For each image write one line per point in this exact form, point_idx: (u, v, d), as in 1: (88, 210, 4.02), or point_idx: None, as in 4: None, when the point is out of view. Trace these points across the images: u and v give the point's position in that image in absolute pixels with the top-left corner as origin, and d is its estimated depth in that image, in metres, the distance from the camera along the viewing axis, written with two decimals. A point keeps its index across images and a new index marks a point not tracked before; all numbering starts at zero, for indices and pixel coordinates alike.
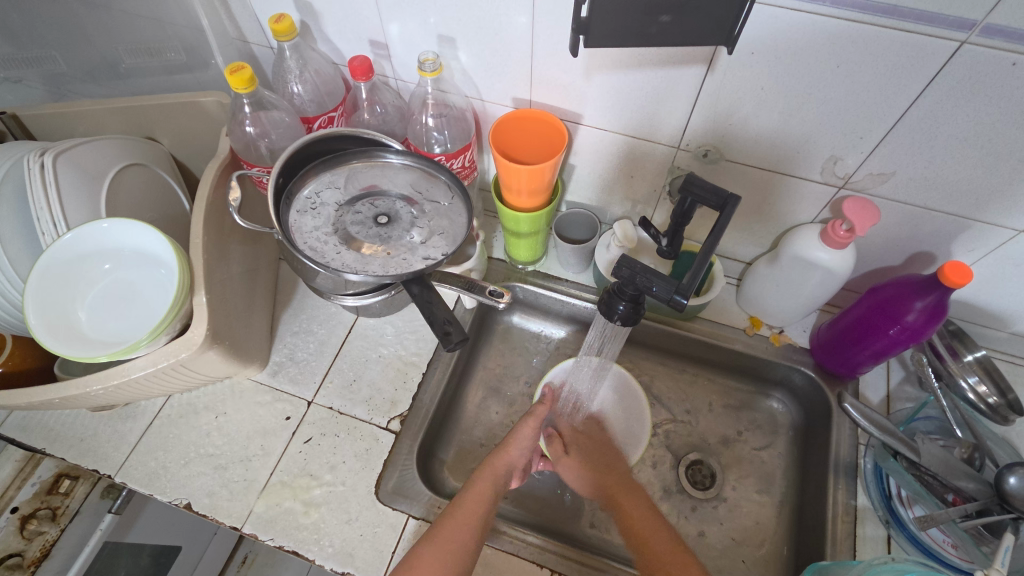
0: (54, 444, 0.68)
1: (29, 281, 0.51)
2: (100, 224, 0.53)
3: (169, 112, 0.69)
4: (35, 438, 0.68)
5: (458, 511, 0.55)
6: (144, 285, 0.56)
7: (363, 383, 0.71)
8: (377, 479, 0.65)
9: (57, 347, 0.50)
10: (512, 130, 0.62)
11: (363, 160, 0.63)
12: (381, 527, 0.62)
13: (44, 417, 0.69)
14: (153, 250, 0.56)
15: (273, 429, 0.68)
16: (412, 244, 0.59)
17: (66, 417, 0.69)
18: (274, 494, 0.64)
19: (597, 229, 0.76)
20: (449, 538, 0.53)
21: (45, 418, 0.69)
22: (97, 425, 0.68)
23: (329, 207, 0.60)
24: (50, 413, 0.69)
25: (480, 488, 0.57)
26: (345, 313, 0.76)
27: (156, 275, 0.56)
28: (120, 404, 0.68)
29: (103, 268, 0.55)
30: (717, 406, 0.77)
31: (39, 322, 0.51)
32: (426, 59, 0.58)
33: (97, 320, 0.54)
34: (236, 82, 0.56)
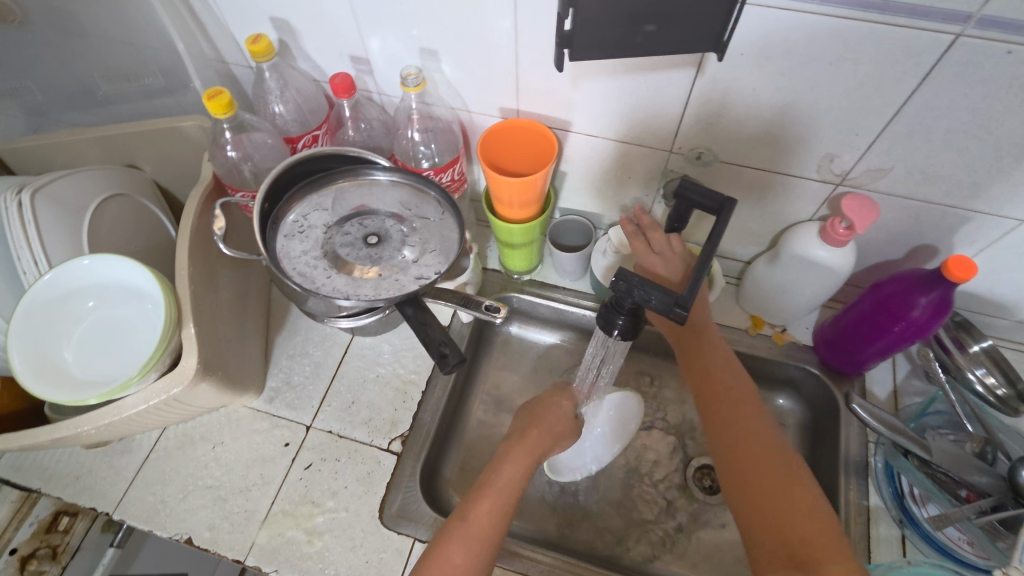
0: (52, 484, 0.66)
1: (12, 323, 0.50)
2: (79, 262, 0.52)
3: (150, 138, 0.67)
4: (33, 480, 0.67)
5: (489, 493, 0.53)
6: (130, 320, 0.54)
7: (362, 404, 0.70)
8: (381, 504, 0.64)
9: (42, 391, 0.49)
10: (499, 141, 0.61)
11: (350, 179, 0.61)
12: (387, 552, 0.61)
13: (41, 457, 0.68)
14: (137, 285, 0.54)
15: (272, 456, 0.67)
16: (404, 263, 0.57)
17: (62, 456, 0.68)
18: (276, 524, 0.63)
19: (591, 235, 0.75)
20: (482, 524, 0.51)
21: (42, 459, 0.68)
22: (93, 462, 0.67)
23: (317, 229, 0.59)
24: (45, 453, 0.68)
25: (515, 465, 0.55)
26: (340, 333, 0.75)
27: (142, 309, 0.54)
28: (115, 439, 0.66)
29: (86, 306, 0.54)
30: None
31: (24, 365, 0.50)
32: (409, 74, 0.56)
33: (83, 359, 0.52)
34: (215, 107, 0.54)
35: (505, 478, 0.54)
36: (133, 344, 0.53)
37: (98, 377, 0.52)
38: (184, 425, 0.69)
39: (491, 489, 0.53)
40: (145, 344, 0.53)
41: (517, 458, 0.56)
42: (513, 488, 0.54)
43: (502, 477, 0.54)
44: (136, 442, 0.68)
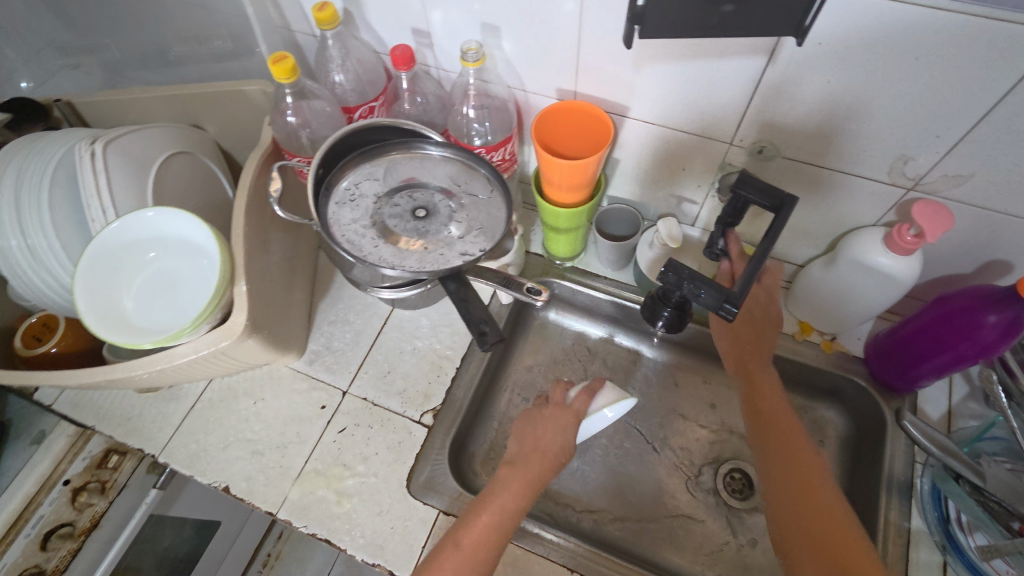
0: (105, 422, 0.70)
1: (81, 266, 0.53)
2: (145, 213, 0.54)
3: (215, 100, 0.69)
4: (88, 416, 0.70)
5: (488, 509, 0.53)
6: (186, 274, 0.56)
7: (397, 374, 0.71)
8: (409, 474, 0.65)
9: (103, 332, 0.52)
10: (554, 121, 0.60)
11: (403, 151, 0.62)
12: (412, 521, 0.62)
13: (96, 396, 0.72)
14: (196, 240, 0.56)
15: (309, 417, 0.69)
16: (449, 238, 0.58)
17: (115, 398, 0.71)
18: (308, 482, 0.65)
19: (638, 225, 0.73)
20: (482, 537, 0.52)
21: (96, 397, 0.71)
22: (143, 406, 0.71)
23: (368, 198, 0.60)
24: (101, 394, 0.71)
25: (513, 486, 0.55)
26: (382, 303, 0.76)
27: (198, 264, 0.56)
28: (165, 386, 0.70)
29: (148, 258, 0.56)
30: None
31: (88, 306, 0.52)
32: (469, 49, 0.56)
33: (141, 307, 0.55)
34: (279, 72, 0.55)
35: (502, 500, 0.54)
36: (190, 297, 0.56)
37: (154, 326, 0.54)
38: (229, 379, 0.72)
39: (483, 512, 0.53)
40: (200, 299, 0.55)
41: (513, 482, 0.55)
42: (507, 512, 0.53)
43: (494, 502, 0.54)
44: (184, 391, 0.71)
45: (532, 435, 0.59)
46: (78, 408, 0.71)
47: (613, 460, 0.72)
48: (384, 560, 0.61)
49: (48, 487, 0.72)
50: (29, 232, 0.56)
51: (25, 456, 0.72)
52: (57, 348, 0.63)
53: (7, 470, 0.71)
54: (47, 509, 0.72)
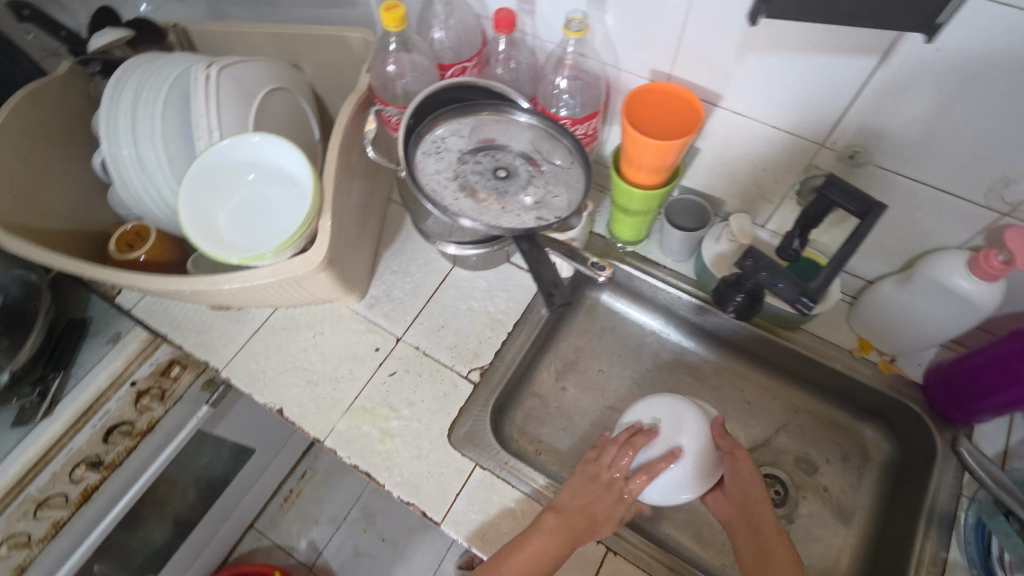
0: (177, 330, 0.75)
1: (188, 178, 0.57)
2: (251, 137, 0.57)
3: (318, 43, 0.72)
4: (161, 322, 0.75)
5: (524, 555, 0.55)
6: (277, 201, 0.59)
7: (450, 330, 0.73)
8: (451, 424, 0.67)
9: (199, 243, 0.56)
10: (642, 103, 0.59)
11: (493, 112, 0.63)
12: (448, 469, 0.65)
13: (169, 306, 0.76)
14: (292, 170, 0.59)
15: (362, 356, 0.72)
16: (527, 202, 0.59)
17: (187, 311, 0.76)
18: (355, 416, 0.68)
19: (707, 219, 0.73)
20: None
21: (169, 308, 0.76)
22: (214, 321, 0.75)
23: (453, 153, 0.61)
24: (176, 305, 0.76)
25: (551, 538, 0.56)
26: (443, 260, 0.78)
27: (289, 193, 0.60)
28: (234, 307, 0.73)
29: (246, 180, 0.59)
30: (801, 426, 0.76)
31: (189, 217, 0.56)
32: (573, 18, 0.56)
33: (233, 225, 0.58)
34: (388, 19, 0.57)
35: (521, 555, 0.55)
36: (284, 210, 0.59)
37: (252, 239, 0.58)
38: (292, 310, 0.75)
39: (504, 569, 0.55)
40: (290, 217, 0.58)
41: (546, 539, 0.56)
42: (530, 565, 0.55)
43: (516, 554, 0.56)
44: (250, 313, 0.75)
45: (583, 494, 0.59)
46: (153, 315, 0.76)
47: None
48: (418, 501, 0.63)
49: (117, 384, 0.76)
50: (141, 141, 0.60)
51: (101, 352, 0.77)
52: (145, 256, 0.68)
53: (83, 362, 0.76)
54: (113, 405, 0.76)
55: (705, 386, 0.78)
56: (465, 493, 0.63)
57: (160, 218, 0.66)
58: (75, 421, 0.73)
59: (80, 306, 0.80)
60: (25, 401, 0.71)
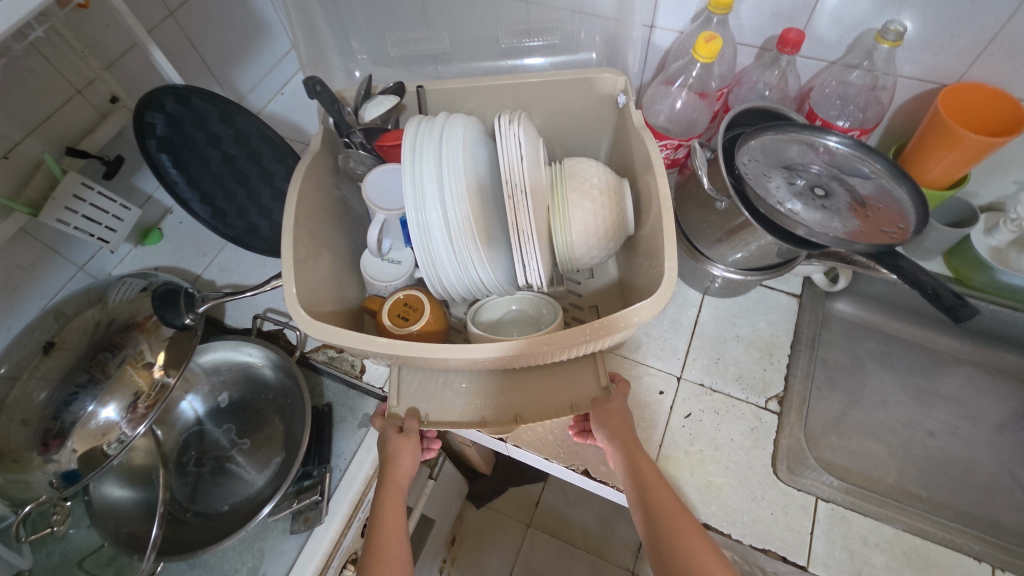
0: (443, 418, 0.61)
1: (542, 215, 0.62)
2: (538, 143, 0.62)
3: (562, 89, 0.69)
4: (418, 407, 0.63)
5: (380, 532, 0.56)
6: (551, 184, 0.63)
7: (728, 361, 0.70)
8: (772, 459, 0.64)
9: (568, 251, 0.63)
10: (962, 108, 0.60)
11: (791, 135, 0.62)
12: (791, 507, 0.61)
13: (419, 383, 0.65)
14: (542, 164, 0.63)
15: (651, 403, 0.68)
16: (863, 217, 0.57)
17: (449, 392, 0.63)
18: (670, 466, 0.64)
19: (971, 217, 0.72)
20: (394, 558, 0.54)
21: (430, 388, 0.64)
22: (486, 393, 0.63)
23: (764, 173, 0.59)
24: (434, 388, 0.64)
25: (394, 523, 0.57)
26: (691, 291, 0.76)
27: (550, 179, 0.63)
28: (497, 383, 0.63)
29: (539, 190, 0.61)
30: None
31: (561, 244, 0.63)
32: (891, 28, 0.56)
33: (555, 230, 0.63)
34: (703, 50, 0.56)
35: (394, 520, 0.57)
36: (618, 203, 0.63)
37: (583, 261, 0.65)
38: (565, 367, 0.64)
39: (384, 551, 0.55)
40: (583, 205, 0.62)
41: (394, 503, 0.58)
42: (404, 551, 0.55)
43: (391, 537, 0.56)
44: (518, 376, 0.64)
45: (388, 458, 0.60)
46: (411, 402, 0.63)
47: (937, 452, 0.73)
48: (769, 545, 0.59)
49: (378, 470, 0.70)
50: (449, 207, 0.58)
51: (357, 438, 0.70)
52: (420, 331, 0.64)
53: (341, 452, 0.70)
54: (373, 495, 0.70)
55: (969, 385, 0.78)
56: (820, 532, 0.60)
57: (443, 282, 0.64)
58: (347, 519, 0.67)
59: (317, 391, 0.74)
60: (305, 503, 0.64)
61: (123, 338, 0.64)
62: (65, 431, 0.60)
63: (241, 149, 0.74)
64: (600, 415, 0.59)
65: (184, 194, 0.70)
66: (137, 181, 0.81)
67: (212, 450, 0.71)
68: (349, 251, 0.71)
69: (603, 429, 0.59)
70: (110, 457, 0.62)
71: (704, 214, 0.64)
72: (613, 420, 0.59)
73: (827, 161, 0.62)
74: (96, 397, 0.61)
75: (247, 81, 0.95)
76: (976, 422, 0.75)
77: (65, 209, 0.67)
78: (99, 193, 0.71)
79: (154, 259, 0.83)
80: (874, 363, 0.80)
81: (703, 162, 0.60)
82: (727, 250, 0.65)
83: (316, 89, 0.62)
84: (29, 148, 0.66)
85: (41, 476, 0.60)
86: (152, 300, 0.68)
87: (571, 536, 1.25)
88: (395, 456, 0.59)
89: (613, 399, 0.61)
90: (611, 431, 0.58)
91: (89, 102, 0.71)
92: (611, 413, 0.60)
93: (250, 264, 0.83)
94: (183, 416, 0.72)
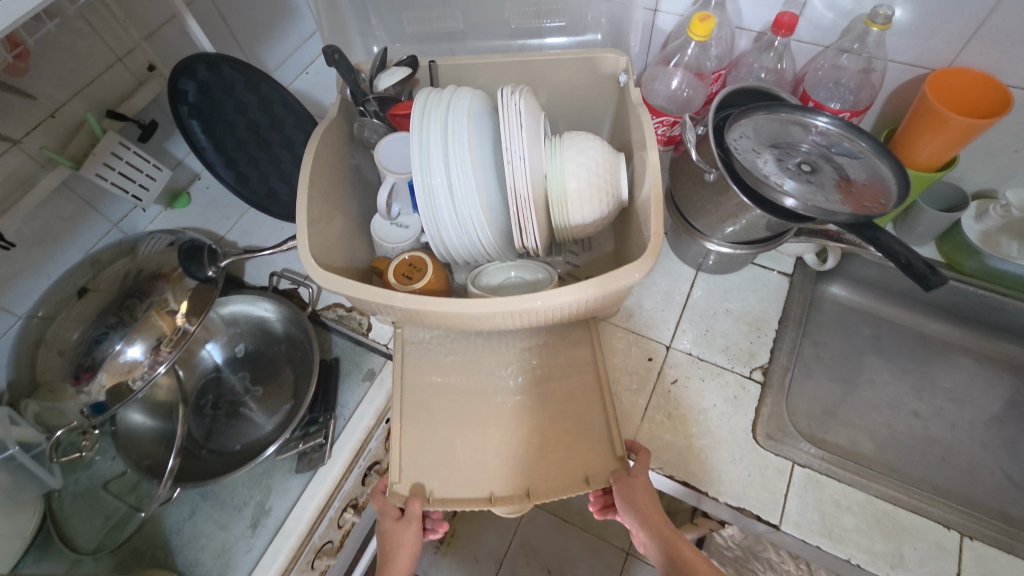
0: (449, 494, 0.61)
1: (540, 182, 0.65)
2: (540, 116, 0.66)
3: (566, 67, 0.73)
4: (423, 481, 0.62)
5: None
6: (550, 155, 0.66)
7: (717, 333, 0.73)
8: (752, 425, 0.66)
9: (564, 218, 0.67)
10: (949, 92, 0.62)
11: (782, 115, 0.65)
12: (768, 470, 0.64)
13: (426, 455, 0.64)
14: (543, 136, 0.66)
15: (640, 369, 0.71)
16: (846, 193, 0.59)
17: (456, 465, 0.63)
18: (654, 427, 0.67)
19: (962, 203, 0.74)
20: None
21: (437, 459, 0.63)
22: (497, 466, 0.62)
23: (753, 149, 0.62)
24: (442, 461, 0.63)
25: None
26: (685, 267, 0.79)
27: (550, 150, 0.67)
28: (508, 452, 0.63)
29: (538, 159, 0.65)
30: None
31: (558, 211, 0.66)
32: (880, 12, 0.58)
33: (553, 198, 0.66)
34: (697, 28, 0.59)
35: None
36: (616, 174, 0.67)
37: (577, 228, 0.68)
38: (574, 443, 0.63)
39: None
40: (580, 174, 0.65)
41: None
42: None
43: None
44: (531, 445, 0.63)
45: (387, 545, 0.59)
46: (414, 479, 0.62)
47: (921, 431, 0.75)
48: (744, 503, 0.62)
49: (379, 422, 0.74)
50: (453, 171, 0.62)
51: (361, 390, 0.75)
52: (423, 289, 0.68)
53: (345, 403, 0.74)
54: (373, 445, 0.75)
55: (957, 370, 0.80)
56: (794, 494, 0.62)
57: (445, 243, 0.68)
58: (350, 463, 0.71)
59: (326, 346, 0.79)
60: (311, 445, 0.69)
61: (149, 286, 0.69)
62: (96, 365, 0.65)
63: (264, 116, 0.80)
64: (626, 494, 0.57)
65: (211, 158, 0.74)
66: (169, 147, 0.87)
67: (228, 395, 0.76)
68: (360, 215, 0.76)
69: (632, 514, 0.57)
70: (135, 391, 0.67)
71: (696, 189, 0.68)
72: (646, 505, 0.57)
73: (816, 140, 0.64)
74: (124, 337, 0.66)
75: (274, 59, 1.01)
76: (961, 405, 0.77)
77: (104, 164, 0.73)
78: (135, 153, 0.77)
79: (183, 220, 0.89)
80: (864, 345, 0.82)
81: (693, 135, 0.63)
82: (717, 222, 0.68)
83: (334, 57, 0.66)
84: (74, 108, 0.72)
85: (73, 406, 0.65)
86: (178, 254, 0.73)
87: (569, 514, 1.28)
88: (397, 544, 0.59)
89: (637, 478, 0.58)
90: (642, 516, 0.56)
91: (128, 69, 0.77)
92: (640, 493, 0.58)
93: (270, 228, 0.89)
94: (202, 363, 0.78)
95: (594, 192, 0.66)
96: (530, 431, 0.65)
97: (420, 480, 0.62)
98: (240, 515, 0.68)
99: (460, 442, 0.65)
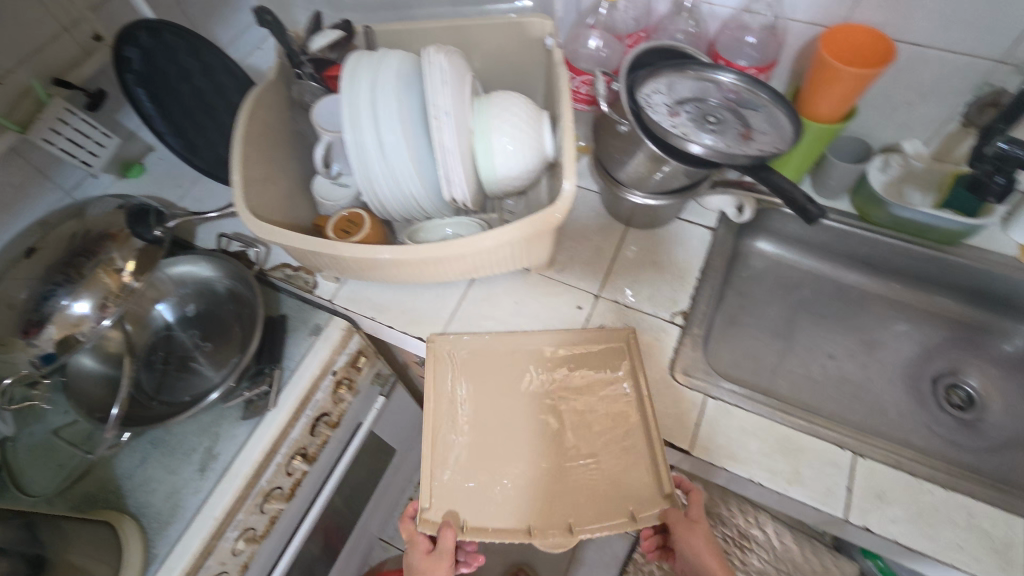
0: (484, 525, 0.61)
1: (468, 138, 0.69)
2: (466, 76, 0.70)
3: (496, 32, 0.76)
4: (457, 509, 0.62)
5: None
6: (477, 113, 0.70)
7: (643, 283, 0.78)
8: (671, 364, 0.71)
9: (491, 172, 0.71)
10: (842, 46, 0.67)
11: (691, 73, 0.69)
12: (684, 403, 0.68)
13: (455, 482, 0.64)
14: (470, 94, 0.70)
15: (569, 316, 0.76)
16: (747, 141, 0.63)
17: (492, 494, 0.63)
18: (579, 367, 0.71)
19: (868, 155, 0.80)
20: None
21: (473, 484, 0.63)
22: (529, 497, 0.62)
23: (663, 103, 0.67)
24: (481, 490, 0.63)
25: None
26: (617, 224, 0.84)
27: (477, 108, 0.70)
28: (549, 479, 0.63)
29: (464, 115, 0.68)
30: (956, 337, 0.82)
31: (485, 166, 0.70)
32: None
33: (480, 152, 0.70)
34: None
35: None
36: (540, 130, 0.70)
37: (505, 182, 0.72)
38: (615, 481, 0.62)
39: None
40: (503, 129, 0.69)
41: None
42: None
43: None
44: (573, 471, 0.64)
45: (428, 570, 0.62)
46: (449, 507, 0.62)
47: (836, 372, 0.80)
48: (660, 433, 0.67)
49: (325, 373, 0.78)
50: (382, 126, 0.66)
51: (307, 344, 0.78)
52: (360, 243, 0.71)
53: (292, 355, 0.78)
54: (319, 396, 0.78)
55: (872, 316, 0.85)
56: (705, 423, 0.67)
57: (380, 198, 0.71)
58: (295, 411, 0.75)
59: (273, 304, 0.82)
60: (255, 393, 0.72)
61: (96, 246, 0.72)
62: (44, 320, 0.67)
63: (208, 83, 0.84)
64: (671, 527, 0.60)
65: (159, 127, 0.76)
66: (121, 118, 0.90)
67: (178, 350, 0.79)
68: (303, 176, 0.79)
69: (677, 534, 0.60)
70: (83, 342, 0.70)
71: (616, 143, 0.72)
72: (688, 531, 0.60)
73: (723, 95, 0.69)
74: (70, 293, 0.68)
75: (226, 34, 1.03)
76: (873, 347, 0.82)
77: (50, 129, 0.76)
78: (82, 120, 0.80)
79: (136, 190, 0.92)
80: (787, 296, 0.87)
81: (603, 89, 0.68)
82: (637, 174, 0.72)
83: (266, 18, 0.70)
84: (20, 75, 0.74)
85: (23, 358, 0.68)
86: (125, 217, 0.77)
87: None
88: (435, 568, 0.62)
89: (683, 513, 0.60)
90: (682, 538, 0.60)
91: (75, 40, 0.79)
92: (684, 526, 0.60)
93: (221, 196, 0.91)
94: (151, 322, 0.80)
95: (517, 147, 0.69)
96: (564, 461, 0.64)
97: (454, 507, 0.62)
98: (189, 460, 0.71)
99: (503, 464, 0.64)
